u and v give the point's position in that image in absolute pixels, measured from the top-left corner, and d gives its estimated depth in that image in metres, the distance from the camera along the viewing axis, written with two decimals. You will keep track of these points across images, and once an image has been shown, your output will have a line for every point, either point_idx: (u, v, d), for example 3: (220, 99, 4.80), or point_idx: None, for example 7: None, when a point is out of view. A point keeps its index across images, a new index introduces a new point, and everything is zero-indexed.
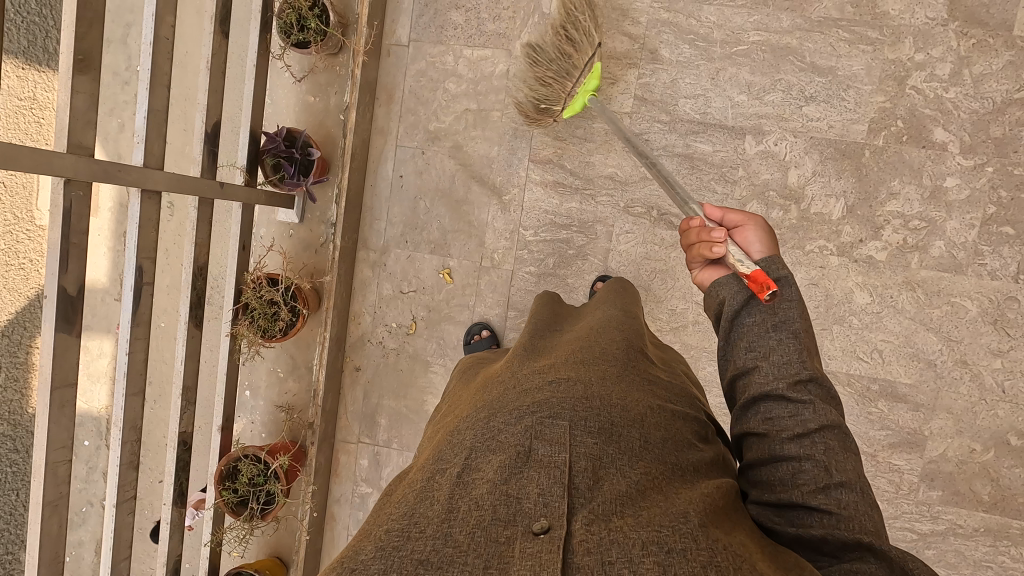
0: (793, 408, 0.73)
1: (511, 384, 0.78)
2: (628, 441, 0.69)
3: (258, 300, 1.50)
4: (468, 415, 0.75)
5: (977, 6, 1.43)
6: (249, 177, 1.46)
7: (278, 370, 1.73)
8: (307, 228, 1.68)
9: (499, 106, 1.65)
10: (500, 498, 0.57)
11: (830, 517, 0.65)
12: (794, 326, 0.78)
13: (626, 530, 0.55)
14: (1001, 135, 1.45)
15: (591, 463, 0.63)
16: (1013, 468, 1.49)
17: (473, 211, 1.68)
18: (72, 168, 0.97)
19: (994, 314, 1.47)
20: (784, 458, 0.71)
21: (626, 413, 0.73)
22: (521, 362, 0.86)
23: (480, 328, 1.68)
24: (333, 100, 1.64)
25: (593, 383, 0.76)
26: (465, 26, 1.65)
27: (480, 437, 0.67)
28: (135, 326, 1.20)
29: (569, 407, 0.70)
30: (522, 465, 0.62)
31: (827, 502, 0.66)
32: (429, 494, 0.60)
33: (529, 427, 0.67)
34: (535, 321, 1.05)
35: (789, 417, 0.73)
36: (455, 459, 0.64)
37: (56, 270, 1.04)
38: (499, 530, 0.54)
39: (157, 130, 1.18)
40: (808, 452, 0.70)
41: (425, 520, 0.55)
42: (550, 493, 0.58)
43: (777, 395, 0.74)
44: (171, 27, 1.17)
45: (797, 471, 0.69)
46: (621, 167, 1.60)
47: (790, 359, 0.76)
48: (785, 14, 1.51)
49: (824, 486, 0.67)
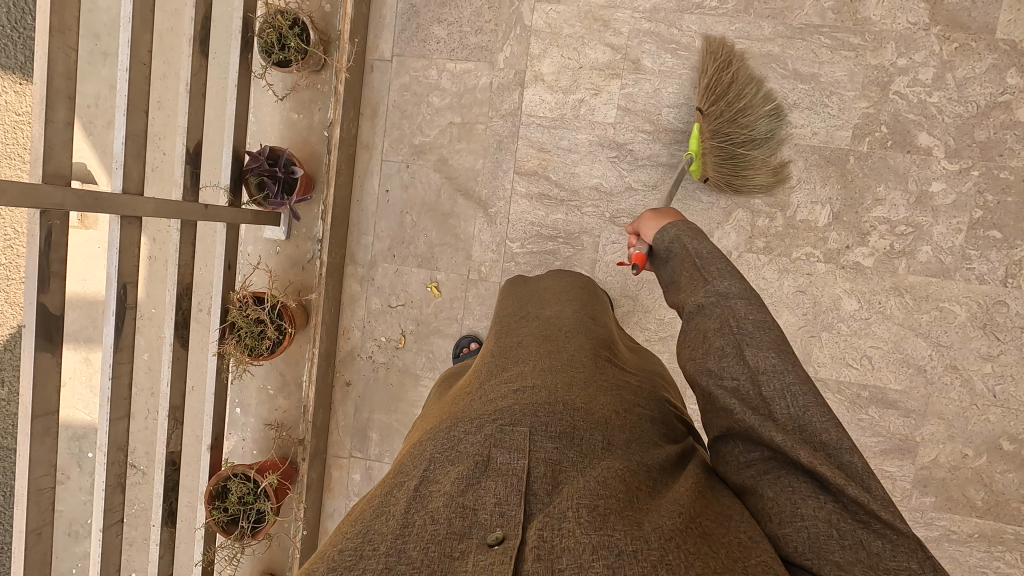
0: (709, 311, 0.77)
1: (476, 391, 0.78)
2: (590, 445, 0.68)
3: (244, 318, 1.50)
4: (432, 425, 0.75)
5: (959, 11, 1.43)
6: (233, 198, 1.46)
7: (268, 387, 1.73)
8: (294, 245, 1.68)
9: (483, 119, 1.65)
10: (456, 511, 0.58)
11: (750, 390, 0.70)
12: (701, 249, 0.86)
13: (578, 534, 0.55)
14: (986, 139, 1.44)
15: (550, 467, 0.64)
16: (1006, 473, 1.48)
17: (459, 224, 1.68)
18: (53, 198, 0.98)
19: (983, 319, 1.47)
20: (705, 354, 0.74)
21: (590, 416, 0.73)
22: (488, 368, 0.86)
23: (468, 341, 1.67)
24: (317, 116, 1.64)
25: (557, 387, 0.76)
26: (447, 39, 1.65)
27: (440, 447, 0.67)
28: (118, 351, 1.21)
29: (530, 412, 0.70)
30: (479, 475, 0.62)
31: (746, 378, 0.70)
32: (386, 509, 0.60)
33: (489, 436, 0.66)
34: (505, 321, 1.04)
35: (713, 320, 0.76)
36: (414, 471, 0.64)
37: (34, 298, 1.04)
38: (453, 544, 0.55)
39: (137, 154, 1.18)
40: (724, 340, 0.74)
41: (379, 537, 0.55)
42: (507, 503, 0.59)
43: (694, 305, 0.80)
44: (147, 51, 1.17)
45: (721, 360, 0.72)
46: (606, 177, 1.60)
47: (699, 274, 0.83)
48: (767, 21, 1.51)
49: (741, 368, 0.71)
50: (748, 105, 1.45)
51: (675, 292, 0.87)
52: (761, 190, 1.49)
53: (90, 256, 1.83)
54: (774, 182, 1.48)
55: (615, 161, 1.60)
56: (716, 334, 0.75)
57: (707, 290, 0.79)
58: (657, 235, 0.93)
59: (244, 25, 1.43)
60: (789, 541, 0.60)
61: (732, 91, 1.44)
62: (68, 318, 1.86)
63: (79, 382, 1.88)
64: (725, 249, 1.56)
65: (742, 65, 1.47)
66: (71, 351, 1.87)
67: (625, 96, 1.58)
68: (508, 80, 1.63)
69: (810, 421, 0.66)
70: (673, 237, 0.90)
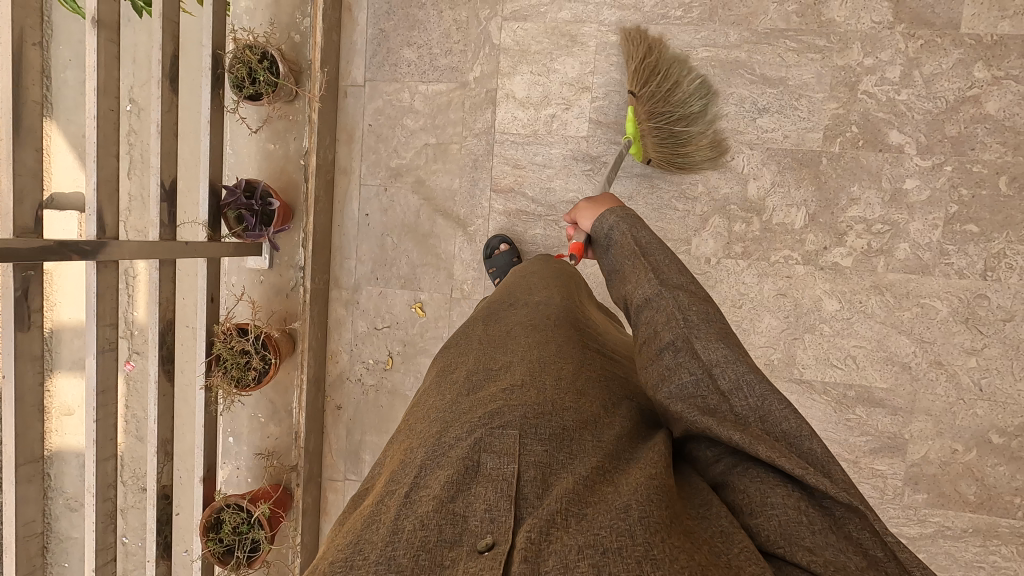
0: (656, 305, 0.77)
1: (463, 386, 0.77)
2: (579, 445, 0.67)
3: (230, 350, 1.51)
4: (421, 425, 0.73)
5: (922, 7, 1.43)
6: (211, 232, 1.47)
7: (259, 415, 1.75)
8: (277, 274, 1.70)
9: (458, 139, 1.67)
10: (447, 518, 0.57)
11: (707, 382, 0.67)
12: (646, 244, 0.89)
13: (566, 538, 0.55)
14: (957, 133, 1.44)
15: (540, 470, 0.63)
16: (997, 467, 1.48)
17: (439, 244, 1.70)
18: (20, 252, 0.99)
19: (964, 313, 1.46)
20: (664, 347, 0.72)
21: (578, 416, 0.71)
22: (476, 357, 0.84)
23: (499, 242, 1.63)
24: (293, 146, 1.66)
25: (546, 386, 0.75)
26: (418, 62, 1.67)
27: (430, 452, 0.66)
28: (102, 393, 1.22)
29: (520, 413, 0.68)
30: (469, 481, 0.61)
31: (700, 366, 0.68)
32: (377, 517, 0.59)
33: (478, 439, 0.65)
34: (492, 311, 1.03)
35: (658, 314, 0.76)
36: (405, 478, 0.64)
37: (10, 352, 1.05)
38: (444, 552, 0.55)
39: (110, 199, 1.20)
40: (672, 330, 0.72)
41: (369, 547, 0.55)
42: (496, 508, 0.59)
43: (644, 300, 0.79)
44: (114, 97, 1.18)
45: (671, 351, 0.71)
46: (582, 190, 1.61)
47: (642, 274, 0.82)
48: (732, 28, 1.51)
49: (692, 353, 0.70)
50: (676, 84, 1.49)
51: (619, 284, 0.88)
52: (705, 165, 1.52)
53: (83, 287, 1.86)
54: (717, 156, 1.52)
55: (590, 173, 1.61)
56: (671, 328, 0.73)
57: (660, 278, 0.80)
58: (596, 223, 0.97)
59: (214, 61, 1.45)
60: (760, 529, 0.59)
61: (660, 72, 1.49)
62: (67, 348, 1.89)
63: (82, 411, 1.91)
64: (703, 256, 1.57)
65: (664, 48, 1.51)
66: (74, 381, 1.90)
67: (597, 109, 1.59)
68: (479, 99, 1.65)
69: (770, 411, 0.64)
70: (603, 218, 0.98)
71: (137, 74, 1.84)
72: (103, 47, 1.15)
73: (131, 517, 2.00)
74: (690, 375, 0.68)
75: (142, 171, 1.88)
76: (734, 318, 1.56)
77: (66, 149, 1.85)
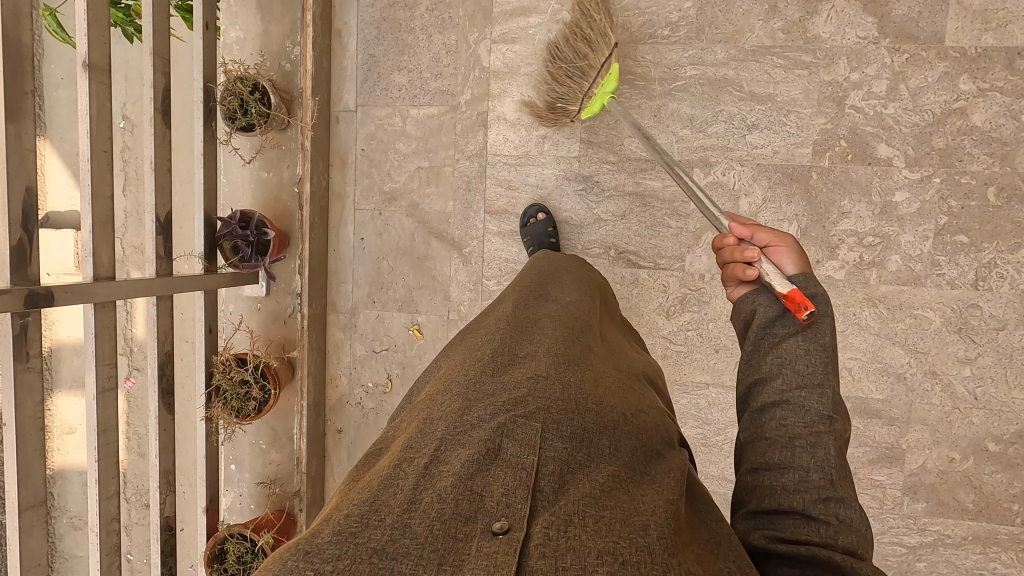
0: (808, 420, 0.72)
1: (488, 369, 0.80)
2: (598, 448, 0.68)
3: (230, 382, 1.52)
4: (442, 399, 0.75)
5: (906, 22, 1.44)
6: (208, 264, 1.48)
7: (260, 442, 1.76)
8: (274, 301, 1.71)
9: (451, 162, 1.68)
10: (464, 494, 0.59)
11: (828, 528, 0.65)
12: (822, 340, 0.78)
13: (583, 539, 0.55)
14: (944, 145, 1.45)
15: (559, 467, 0.63)
16: (994, 474, 1.49)
17: (435, 266, 1.70)
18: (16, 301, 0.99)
19: (957, 322, 1.48)
20: (790, 465, 0.70)
21: (599, 420, 0.72)
22: (502, 344, 0.87)
23: (536, 211, 1.61)
24: (286, 173, 1.67)
25: (570, 386, 0.76)
26: (408, 86, 1.67)
27: (451, 429, 0.68)
28: (103, 433, 1.22)
29: (544, 409, 0.70)
30: (490, 463, 0.62)
31: (826, 514, 0.66)
32: (394, 482, 0.61)
33: (501, 425, 0.66)
34: (519, 301, 1.05)
35: (803, 426, 0.72)
36: (424, 449, 0.65)
37: (10, 399, 1.05)
38: (458, 525, 0.56)
39: (106, 239, 1.21)
40: (818, 463, 0.69)
41: (385, 510, 0.57)
42: (514, 494, 0.59)
43: (796, 402, 0.73)
44: (108, 137, 1.18)
45: (803, 476, 0.68)
46: (575, 210, 1.62)
47: (813, 369, 0.76)
48: (719, 46, 1.52)
49: (825, 496, 0.67)
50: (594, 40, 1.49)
51: (760, 362, 0.80)
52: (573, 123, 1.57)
53: None
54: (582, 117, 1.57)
55: (583, 193, 1.62)
56: (811, 456, 0.69)
57: (818, 387, 0.74)
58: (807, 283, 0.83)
59: (205, 94, 1.45)
60: None
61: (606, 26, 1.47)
62: (64, 367, 1.89)
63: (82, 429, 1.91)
64: (697, 272, 1.58)
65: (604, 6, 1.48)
66: (70, 400, 1.91)
67: (587, 129, 1.60)
68: (471, 122, 1.65)
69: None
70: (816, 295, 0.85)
71: (129, 91, 1.86)
72: (95, 89, 1.15)
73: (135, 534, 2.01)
74: (800, 511, 0.66)
75: (135, 187, 1.89)
76: (729, 333, 1.57)
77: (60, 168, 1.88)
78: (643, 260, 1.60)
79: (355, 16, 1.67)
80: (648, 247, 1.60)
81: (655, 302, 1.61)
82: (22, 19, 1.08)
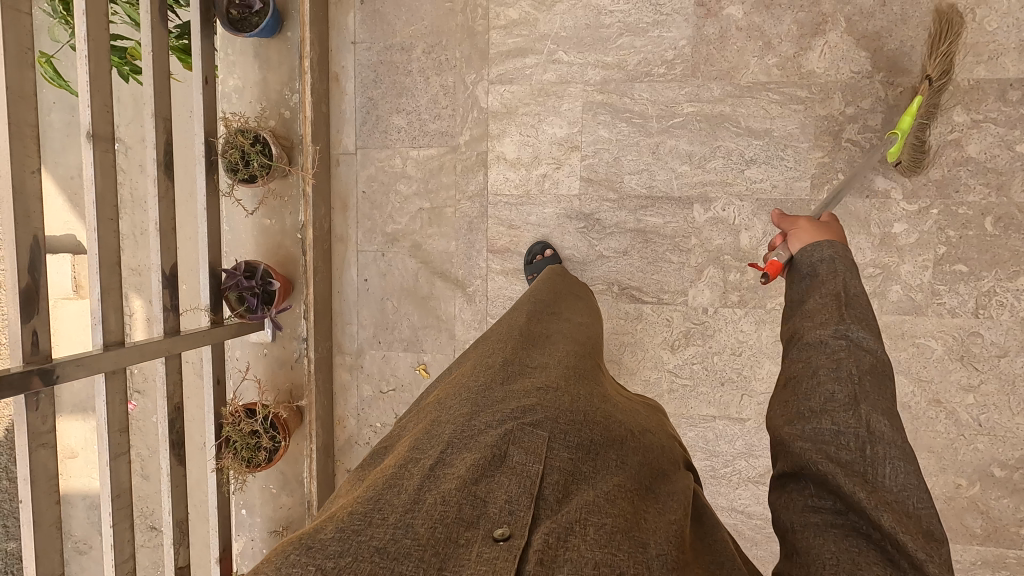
0: (834, 351, 0.72)
1: (498, 374, 0.81)
2: (605, 461, 0.69)
3: (239, 432, 1.53)
4: (451, 402, 0.76)
5: (899, 55, 1.46)
6: (214, 316, 1.49)
7: (270, 486, 1.76)
8: (280, 346, 1.72)
9: (452, 203, 1.68)
10: (467, 498, 0.59)
11: (858, 441, 0.66)
12: (848, 286, 0.78)
13: (581, 551, 0.56)
14: (941, 177, 1.46)
15: (563, 477, 0.64)
16: (1001, 500, 1.50)
17: (440, 305, 1.71)
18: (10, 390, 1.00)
19: (959, 351, 1.49)
20: (815, 391, 0.70)
21: (607, 432, 0.73)
22: (512, 350, 0.88)
23: (541, 248, 1.63)
24: (289, 220, 1.68)
25: (580, 397, 0.76)
26: (407, 128, 1.68)
27: (459, 432, 0.68)
28: (116, 498, 1.23)
29: (553, 416, 0.70)
30: (494, 468, 0.63)
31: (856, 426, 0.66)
32: (399, 482, 0.61)
33: (508, 430, 0.67)
34: (531, 308, 1.07)
35: (828, 359, 0.72)
36: (430, 451, 0.66)
37: (24, 478, 1.06)
38: (460, 531, 0.56)
39: (113, 303, 1.22)
40: (842, 382, 0.69)
41: (388, 508, 0.56)
42: (517, 502, 0.60)
43: (819, 339, 0.74)
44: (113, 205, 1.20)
45: (827, 400, 0.69)
46: (577, 248, 1.63)
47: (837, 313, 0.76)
48: (715, 83, 1.54)
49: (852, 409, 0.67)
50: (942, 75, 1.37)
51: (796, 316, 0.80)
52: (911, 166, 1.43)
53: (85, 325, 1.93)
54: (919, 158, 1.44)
55: (584, 231, 1.63)
56: (836, 379, 0.70)
57: (839, 324, 0.74)
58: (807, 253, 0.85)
59: (208, 148, 1.46)
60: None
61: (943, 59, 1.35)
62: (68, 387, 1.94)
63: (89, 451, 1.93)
64: (701, 305, 1.59)
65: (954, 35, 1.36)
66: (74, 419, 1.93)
67: (587, 167, 1.61)
68: (471, 162, 1.66)
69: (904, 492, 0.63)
70: (829, 257, 0.83)
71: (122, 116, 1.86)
72: (100, 159, 1.16)
73: (146, 564, 2.02)
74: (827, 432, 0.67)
75: (132, 208, 1.90)
76: (734, 365, 1.59)
77: (56, 193, 1.90)
78: (646, 295, 1.61)
79: (352, 59, 1.68)
80: (651, 282, 1.61)
81: (659, 337, 1.62)
82: (26, 98, 1.09)
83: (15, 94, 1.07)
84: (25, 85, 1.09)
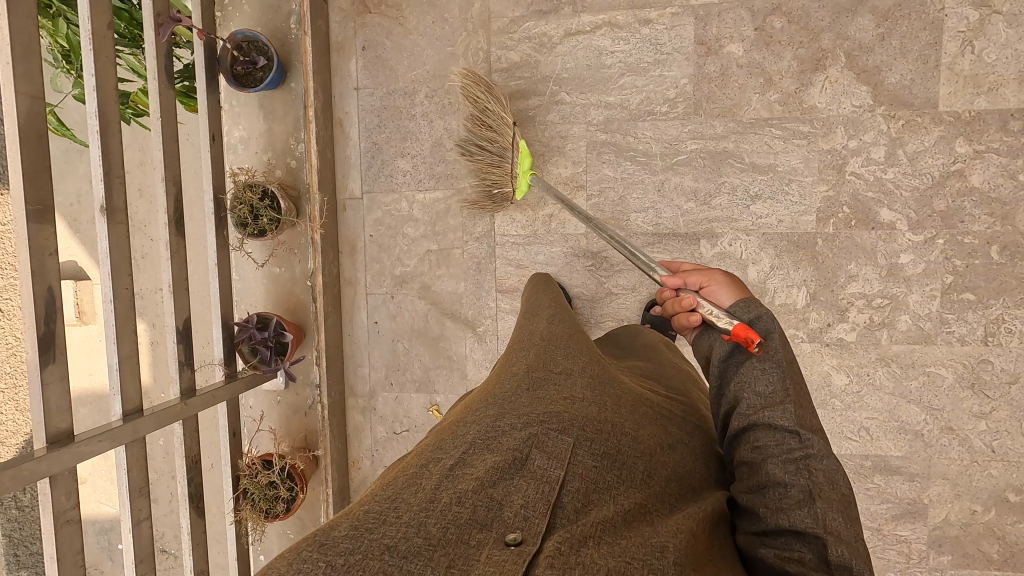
0: (780, 436, 0.74)
1: (525, 381, 0.77)
2: (629, 472, 0.66)
3: (256, 484, 1.55)
4: (475, 406, 0.73)
5: (900, 89, 1.47)
6: (228, 370, 1.50)
7: (289, 531, 1.77)
8: (293, 393, 1.74)
9: (459, 244, 1.69)
10: (483, 500, 0.56)
11: (817, 539, 0.64)
12: (778, 357, 0.81)
13: (596, 558, 0.53)
14: (946, 208, 1.47)
15: (584, 486, 0.61)
16: (1016, 524, 1.51)
17: (450, 345, 1.72)
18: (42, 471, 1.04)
19: (970, 378, 1.50)
20: (772, 484, 0.70)
21: (635, 445, 0.70)
22: (538, 356, 0.85)
23: None
24: (298, 268, 1.70)
25: (607, 408, 0.73)
26: (412, 171, 1.69)
27: (482, 433, 0.65)
28: (140, 562, 1.25)
29: (578, 424, 0.67)
30: (515, 472, 0.60)
31: (814, 525, 0.65)
32: (417, 481, 0.58)
33: (533, 435, 0.64)
34: (555, 316, 1.05)
35: (776, 445, 0.73)
36: (452, 451, 0.63)
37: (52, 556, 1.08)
38: (473, 532, 0.52)
39: (131, 372, 1.24)
40: (794, 477, 0.70)
41: (404, 507, 0.53)
42: (533, 509, 0.57)
43: (765, 423, 0.75)
44: (128, 275, 1.23)
45: (783, 495, 0.69)
46: (586, 286, 1.64)
47: (774, 389, 0.78)
48: (718, 120, 1.55)
49: (809, 504, 0.67)
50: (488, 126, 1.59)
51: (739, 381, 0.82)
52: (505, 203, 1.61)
53: (98, 354, 1.95)
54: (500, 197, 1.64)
55: (592, 269, 1.63)
56: (787, 471, 0.70)
57: (779, 403, 0.76)
58: (744, 307, 0.88)
59: (216, 206, 1.47)
60: None
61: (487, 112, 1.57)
62: (82, 415, 1.99)
63: (98, 476, 1.95)
64: None
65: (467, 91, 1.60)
66: None
67: (593, 206, 1.62)
68: None
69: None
70: (761, 314, 0.85)
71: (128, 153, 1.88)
72: (113, 231, 1.20)
73: None
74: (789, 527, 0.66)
75: (134, 233, 1.90)
76: None
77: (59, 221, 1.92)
78: None
79: (355, 104, 1.69)
80: None
81: None
82: (41, 181, 1.11)
83: (30, 178, 1.09)
84: (41, 168, 1.11)
